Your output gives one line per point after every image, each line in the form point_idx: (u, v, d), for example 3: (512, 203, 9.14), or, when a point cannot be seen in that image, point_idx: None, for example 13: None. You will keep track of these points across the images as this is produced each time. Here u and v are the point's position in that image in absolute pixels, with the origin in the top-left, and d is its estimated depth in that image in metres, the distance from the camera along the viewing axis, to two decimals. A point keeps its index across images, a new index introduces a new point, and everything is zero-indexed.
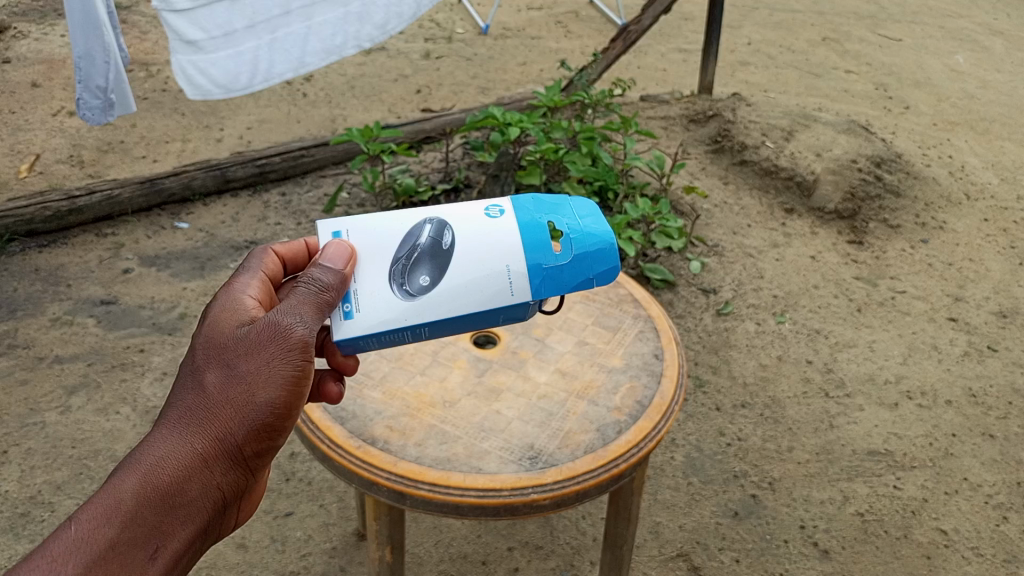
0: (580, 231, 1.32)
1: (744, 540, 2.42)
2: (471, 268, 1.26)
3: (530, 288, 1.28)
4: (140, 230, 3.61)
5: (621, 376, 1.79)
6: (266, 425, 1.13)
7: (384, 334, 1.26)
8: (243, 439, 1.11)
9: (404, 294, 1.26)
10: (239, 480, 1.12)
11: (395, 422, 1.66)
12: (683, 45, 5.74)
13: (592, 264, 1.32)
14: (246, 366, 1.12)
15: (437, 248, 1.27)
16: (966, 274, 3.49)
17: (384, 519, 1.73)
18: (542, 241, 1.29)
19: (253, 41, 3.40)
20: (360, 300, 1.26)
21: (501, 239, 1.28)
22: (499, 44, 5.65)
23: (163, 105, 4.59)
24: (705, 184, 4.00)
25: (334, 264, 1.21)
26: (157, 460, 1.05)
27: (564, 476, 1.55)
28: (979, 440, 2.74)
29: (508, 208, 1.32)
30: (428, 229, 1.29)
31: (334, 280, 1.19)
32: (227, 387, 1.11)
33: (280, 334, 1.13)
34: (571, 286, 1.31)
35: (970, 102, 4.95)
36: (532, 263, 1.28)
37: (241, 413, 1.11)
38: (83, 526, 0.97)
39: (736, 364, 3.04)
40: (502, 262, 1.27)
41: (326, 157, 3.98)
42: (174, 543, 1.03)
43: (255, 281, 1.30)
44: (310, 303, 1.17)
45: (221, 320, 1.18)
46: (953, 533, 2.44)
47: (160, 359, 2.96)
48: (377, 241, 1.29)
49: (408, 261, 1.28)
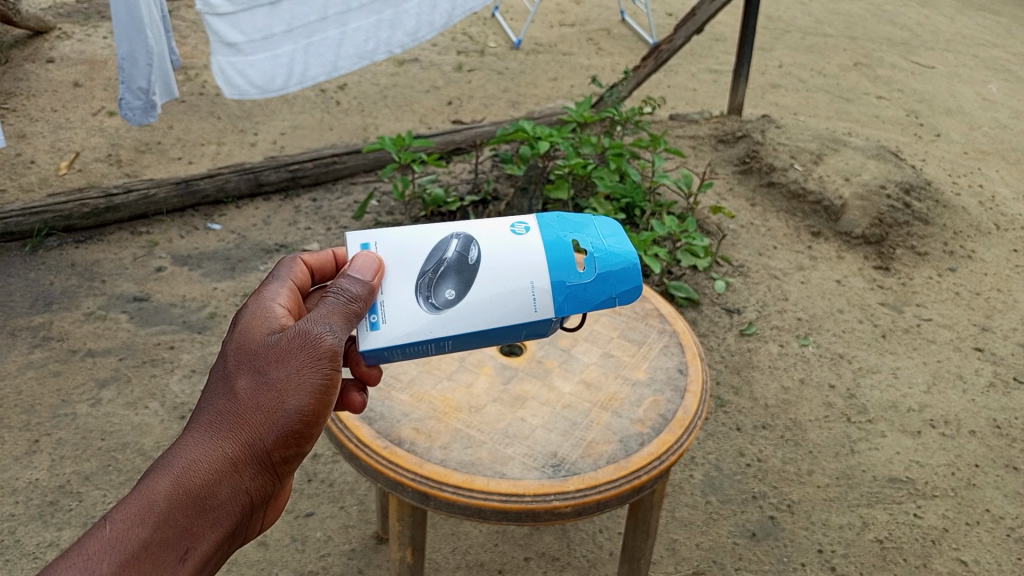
0: (604, 250, 1.34)
1: (761, 561, 2.42)
2: (495, 284, 1.29)
3: (553, 305, 1.31)
4: (173, 230, 3.68)
5: (645, 389, 1.81)
6: (297, 432, 1.15)
7: (408, 345, 1.29)
8: (272, 444, 1.13)
9: (429, 306, 1.29)
10: (267, 485, 1.15)
11: (422, 424, 1.69)
12: (714, 65, 5.77)
13: (615, 284, 1.33)
14: (276, 373, 1.14)
15: (463, 263, 1.30)
16: (993, 304, 3.47)
17: (407, 519, 1.75)
18: (565, 258, 1.32)
19: (290, 45, 3.46)
20: (386, 311, 1.29)
21: (525, 255, 1.31)
22: (531, 59, 5.71)
23: (200, 108, 4.68)
24: (732, 205, 4.01)
25: (362, 274, 1.26)
26: (189, 463, 1.08)
27: (586, 485, 1.57)
28: (1002, 472, 2.72)
29: (533, 225, 1.35)
30: (455, 244, 1.32)
31: (363, 290, 1.23)
32: (257, 393, 1.13)
33: (311, 342, 1.16)
34: (593, 304, 1.33)
35: (1002, 132, 4.92)
36: (556, 280, 1.31)
37: (271, 420, 1.13)
38: (117, 526, 0.99)
39: (758, 385, 3.04)
40: (527, 278, 1.30)
41: (358, 164, 4.03)
42: (203, 545, 1.06)
43: (284, 290, 1.33)
44: (339, 312, 1.20)
45: (252, 328, 1.21)
46: (973, 564, 2.42)
47: (189, 357, 3.01)
48: (405, 253, 1.33)
49: (434, 274, 1.31)
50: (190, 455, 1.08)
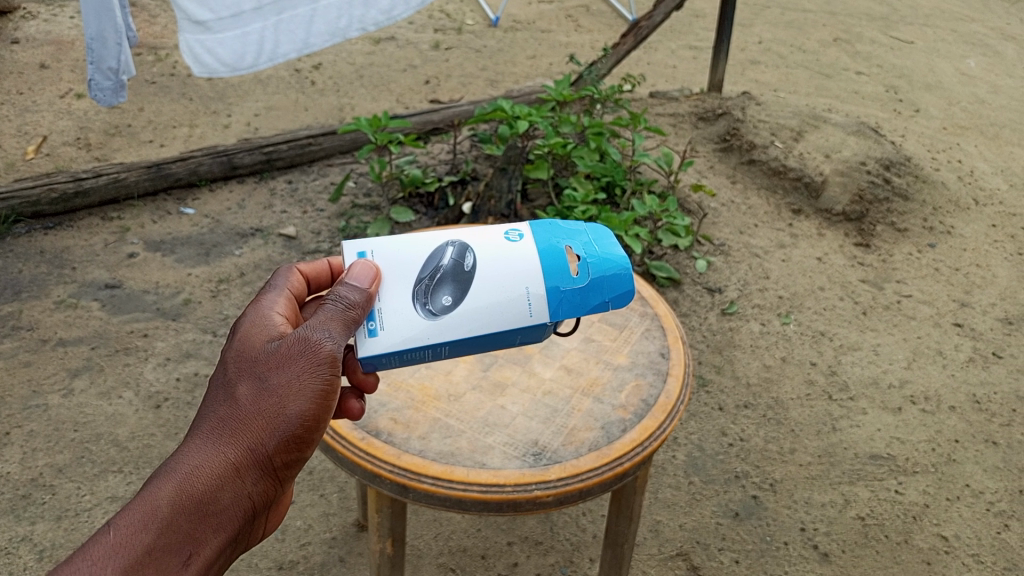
0: (596, 255, 1.37)
1: (744, 541, 2.42)
2: (492, 290, 1.30)
3: (547, 311, 1.32)
4: (145, 215, 3.60)
5: (627, 374, 1.78)
6: (297, 437, 1.16)
7: (406, 352, 1.29)
8: (273, 449, 1.14)
9: (426, 313, 1.30)
10: (268, 490, 1.15)
11: (399, 414, 1.66)
12: (694, 42, 5.72)
13: (607, 289, 1.36)
14: (277, 378, 1.15)
15: (459, 270, 1.31)
16: (972, 280, 3.48)
17: (386, 511, 1.72)
18: (559, 264, 1.34)
19: (260, 22, 3.38)
20: (383, 318, 1.29)
21: (520, 263, 1.32)
22: (509, 36, 5.63)
23: (171, 89, 4.58)
24: (712, 183, 3.98)
25: (360, 282, 1.26)
26: (192, 469, 1.09)
27: (567, 473, 1.54)
28: (982, 447, 2.74)
29: (526, 233, 1.37)
30: (451, 251, 1.33)
31: (360, 298, 1.24)
32: (258, 399, 1.14)
33: (310, 348, 1.17)
34: (587, 309, 1.36)
35: (981, 107, 4.92)
36: (550, 286, 1.32)
37: (272, 425, 1.14)
38: (121, 531, 1.00)
39: (740, 364, 3.03)
40: (522, 285, 1.31)
41: (334, 146, 3.95)
42: (206, 550, 1.06)
43: (281, 298, 1.34)
44: (337, 319, 1.21)
45: (252, 335, 1.22)
46: (953, 539, 2.44)
47: (163, 344, 2.95)
48: (403, 260, 1.33)
49: (431, 281, 1.32)
50: (194, 461, 1.10)
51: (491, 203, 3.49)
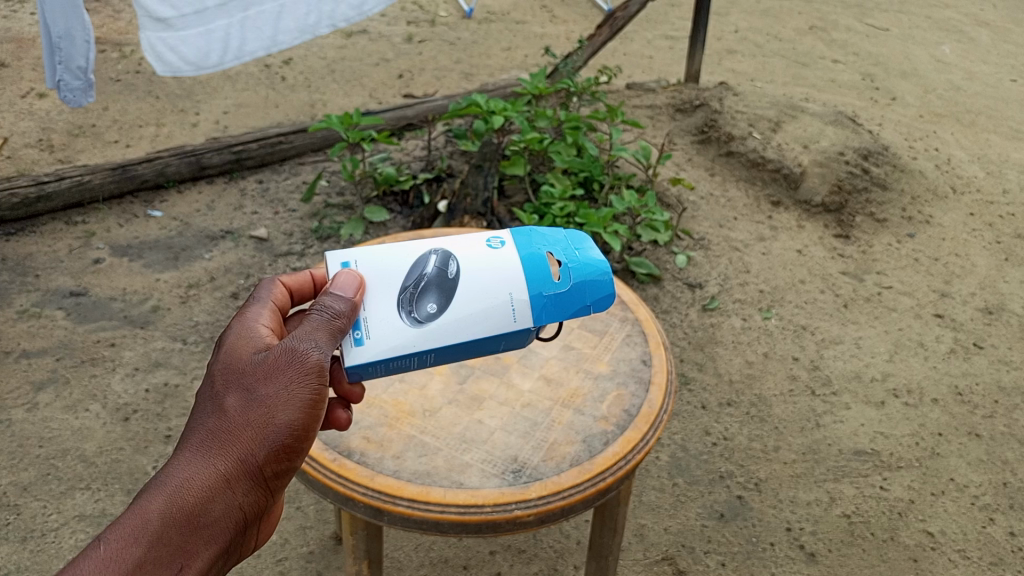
0: (578, 260, 1.31)
1: (730, 543, 2.39)
2: (477, 297, 1.24)
3: (532, 316, 1.27)
4: (111, 218, 3.49)
5: (608, 383, 1.73)
6: (286, 446, 1.12)
7: (392, 360, 1.23)
8: (263, 459, 1.10)
9: (412, 320, 1.23)
10: (259, 501, 1.12)
11: (373, 432, 1.59)
12: (670, 31, 5.67)
13: (590, 292, 1.30)
14: (265, 389, 1.11)
15: (443, 278, 1.25)
16: (952, 270, 3.47)
17: (360, 533, 1.67)
18: (541, 269, 1.28)
19: (224, 19, 3.28)
20: (369, 326, 1.22)
21: (505, 268, 1.27)
22: (483, 28, 5.54)
23: (137, 87, 4.45)
24: (691, 176, 3.94)
25: (345, 292, 1.19)
26: (182, 481, 1.05)
27: (548, 491, 1.49)
28: (965, 440, 2.72)
29: (508, 240, 1.31)
30: (434, 259, 1.27)
31: (346, 307, 1.18)
32: (247, 410, 1.10)
33: (297, 358, 1.13)
34: (570, 313, 1.30)
35: (957, 94, 4.92)
36: (534, 293, 1.27)
37: (262, 435, 1.10)
38: (112, 546, 0.96)
39: (721, 361, 3.00)
40: (506, 290, 1.26)
41: (305, 144, 3.86)
42: (198, 562, 1.03)
43: (266, 310, 1.27)
44: (323, 329, 1.16)
45: (238, 347, 1.17)
46: (939, 535, 2.42)
47: (131, 354, 2.86)
48: (387, 269, 1.27)
49: (416, 289, 1.25)
50: (183, 473, 1.05)
51: (467, 202, 3.38)
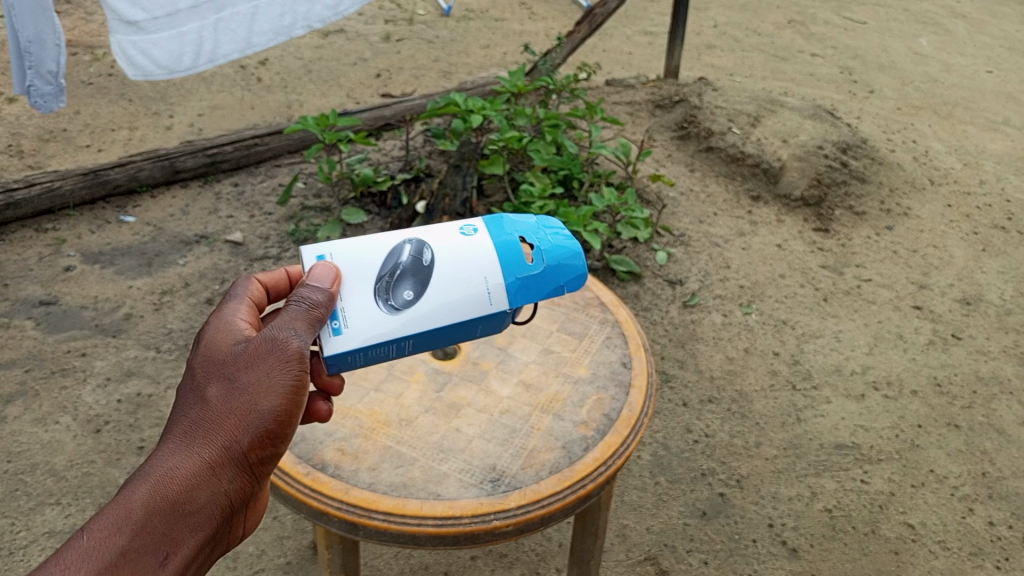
0: (549, 243, 1.32)
1: (712, 541, 2.38)
2: (453, 283, 1.24)
3: (508, 299, 1.27)
4: (83, 225, 3.45)
5: (587, 387, 1.72)
6: (271, 434, 1.07)
7: (371, 349, 1.21)
8: (249, 445, 1.05)
9: (389, 308, 1.22)
10: (246, 491, 1.06)
11: (347, 444, 1.57)
12: (649, 27, 5.67)
13: (563, 274, 1.31)
14: (246, 376, 1.07)
15: (419, 265, 1.24)
16: (930, 261, 3.48)
17: (336, 547, 1.65)
18: (514, 252, 1.28)
19: (196, 22, 3.23)
20: (347, 316, 1.20)
21: (479, 254, 1.26)
22: (461, 26, 5.51)
23: (109, 90, 4.40)
24: (671, 172, 3.93)
25: (322, 283, 1.18)
26: (165, 470, 0.99)
27: (527, 500, 1.47)
28: (945, 431, 2.73)
29: (479, 226, 1.31)
30: (409, 248, 1.26)
31: (324, 297, 1.16)
32: (229, 397, 1.06)
33: (278, 346, 1.09)
34: (544, 294, 1.31)
35: (934, 86, 4.94)
36: (508, 277, 1.27)
37: (245, 422, 1.05)
38: (94, 535, 0.90)
39: (702, 358, 2.99)
40: (481, 274, 1.25)
41: (281, 145, 3.83)
42: (184, 551, 0.97)
43: (244, 307, 1.24)
44: (301, 318, 1.13)
45: (217, 340, 1.13)
46: (920, 527, 2.43)
47: (104, 363, 2.82)
48: (361, 258, 1.25)
49: (391, 277, 1.24)
50: (165, 462, 1.00)
51: (445, 202, 3.37)
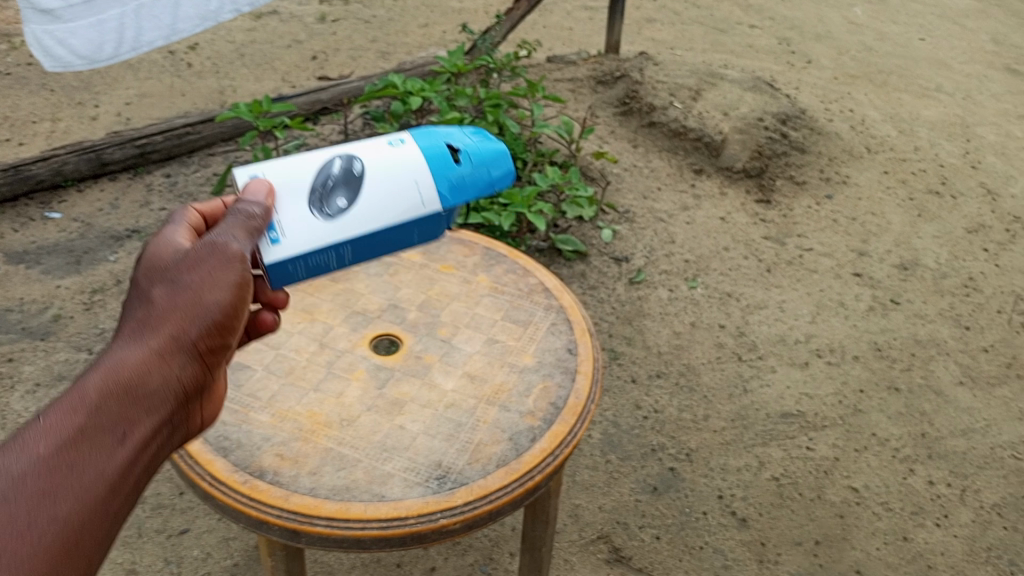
0: (477, 144, 1.33)
1: (663, 516, 2.40)
2: (387, 186, 1.24)
3: (442, 198, 1.28)
4: (5, 223, 3.30)
5: (533, 376, 1.70)
6: (220, 325, 1.03)
7: (311, 257, 1.20)
8: (198, 334, 1.00)
9: (325, 216, 1.21)
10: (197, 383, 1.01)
11: (286, 448, 1.53)
12: (589, 2, 5.63)
13: (494, 171, 1.33)
14: (189, 274, 1.03)
15: (350, 173, 1.23)
16: (869, 228, 3.55)
17: (279, 554, 1.61)
18: (444, 154, 1.29)
19: (117, 8, 3.09)
20: (283, 226, 1.18)
21: (409, 157, 1.26)
22: (399, 5, 5.40)
23: (29, 80, 4.20)
24: (614, 148, 3.92)
25: (257, 197, 1.15)
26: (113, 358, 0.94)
27: (474, 496, 1.45)
28: (886, 394, 2.80)
29: (405, 135, 1.30)
30: (337, 158, 1.24)
31: (261, 208, 1.14)
32: (174, 292, 1.01)
33: (218, 250, 1.07)
34: (477, 193, 1.32)
35: (869, 54, 5.02)
36: (441, 177, 1.28)
37: (193, 312, 1.01)
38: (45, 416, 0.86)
39: (649, 334, 3.00)
40: (413, 176, 1.25)
41: (215, 133, 3.71)
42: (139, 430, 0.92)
43: (182, 228, 1.19)
44: (239, 225, 1.11)
45: (156, 254, 1.09)
46: (863, 489, 2.49)
47: (32, 368, 2.71)
48: (290, 171, 1.22)
49: (323, 187, 1.22)
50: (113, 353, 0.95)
51: None
